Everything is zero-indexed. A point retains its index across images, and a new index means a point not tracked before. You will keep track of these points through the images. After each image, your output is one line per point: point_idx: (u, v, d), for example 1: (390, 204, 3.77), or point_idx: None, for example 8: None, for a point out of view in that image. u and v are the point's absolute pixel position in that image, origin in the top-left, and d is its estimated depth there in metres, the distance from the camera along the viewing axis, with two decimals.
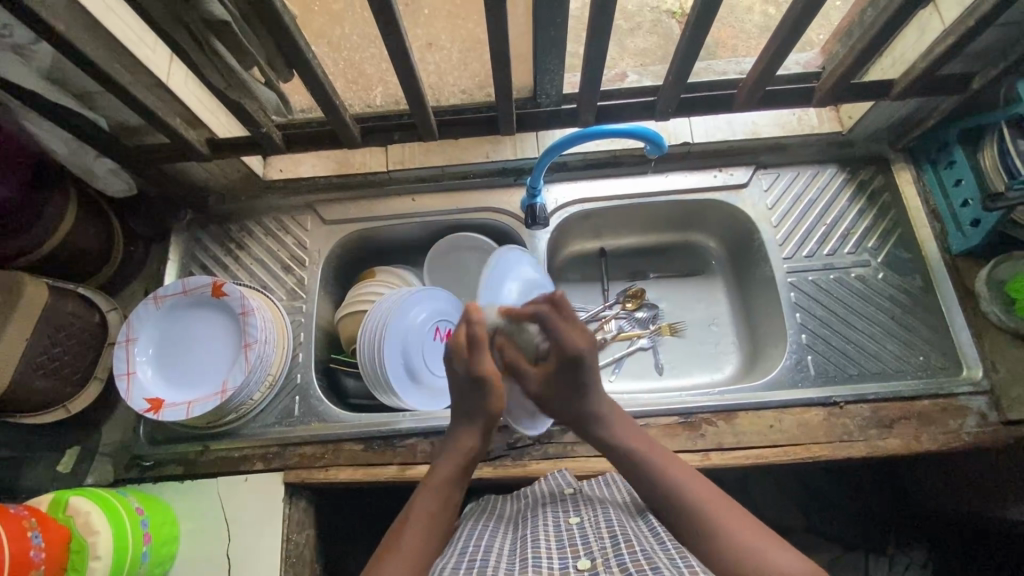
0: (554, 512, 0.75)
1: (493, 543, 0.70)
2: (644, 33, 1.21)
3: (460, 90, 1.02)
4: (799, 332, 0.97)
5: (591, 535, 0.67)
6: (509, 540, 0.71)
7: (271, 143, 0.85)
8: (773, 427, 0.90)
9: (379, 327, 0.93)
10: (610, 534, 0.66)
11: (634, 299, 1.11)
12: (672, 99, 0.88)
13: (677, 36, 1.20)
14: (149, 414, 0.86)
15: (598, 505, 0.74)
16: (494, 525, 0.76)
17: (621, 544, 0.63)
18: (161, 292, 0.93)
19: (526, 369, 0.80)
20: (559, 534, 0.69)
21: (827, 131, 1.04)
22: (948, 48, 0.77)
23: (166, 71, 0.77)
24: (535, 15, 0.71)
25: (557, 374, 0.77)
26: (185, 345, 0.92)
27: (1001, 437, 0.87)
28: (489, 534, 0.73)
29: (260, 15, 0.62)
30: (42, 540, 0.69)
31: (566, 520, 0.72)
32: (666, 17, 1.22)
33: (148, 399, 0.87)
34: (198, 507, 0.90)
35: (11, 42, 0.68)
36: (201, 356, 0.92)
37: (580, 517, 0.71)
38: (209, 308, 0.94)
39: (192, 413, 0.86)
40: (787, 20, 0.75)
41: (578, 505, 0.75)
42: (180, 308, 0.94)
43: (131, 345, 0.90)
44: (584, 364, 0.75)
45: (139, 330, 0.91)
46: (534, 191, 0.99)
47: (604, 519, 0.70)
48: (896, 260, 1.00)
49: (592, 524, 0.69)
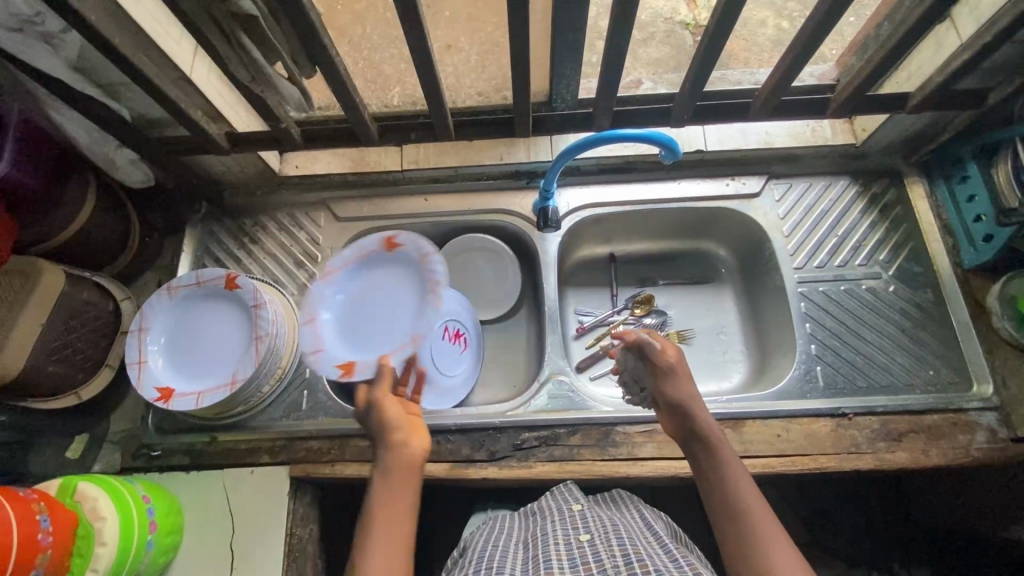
0: (564, 528, 0.74)
1: (505, 562, 0.70)
2: (657, 44, 1.22)
3: (476, 92, 0.98)
4: (808, 343, 0.97)
5: (603, 552, 0.67)
6: (521, 558, 0.71)
7: (290, 138, 0.86)
8: (780, 436, 0.90)
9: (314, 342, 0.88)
10: (622, 552, 0.66)
11: (643, 305, 1.11)
12: (687, 107, 0.89)
13: (690, 46, 1.22)
14: (159, 403, 0.87)
15: (609, 522, 0.74)
16: (505, 540, 0.76)
17: (635, 563, 0.64)
18: (174, 282, 0.94)
19: (653, 355, 0.79)
20: (571, 552, 0.69)
21: (840, 143, 1.05)
22: (964, 63, 0.78)
23: (190, 65, 0.78)
24: (555, 22, 0.73)
25: (678, 359, 0.79)
26: (194, 337, 0.92)
27: (1010, 454, 0.87)
28: (502, 551, 0.73)
29: (289, 16, 0.63)
30: (51, 525, 0.70)
31: (576, 538, 0.71)
32: (679, 28, 1.24)
33: (159, 388, 0.88)
34: (204, 498, 0.90)
35: (41, 31, 0.69)
36: (207, 348, 0.92)
37: (591, 535, 0.71)
38: (220, 301, 0.94)
39: (201, 404, 0.86)
40: (802, 35, 0.76)
41: (588, 522, 0.75)
42: (193, 299, 0.94)
43: (144, 334, 0.91)
44: (680, 370, 0.78)
45: (152, 319, 0.92)
46: (547, 195, 1.01)
47: (615, 535, 0.70)
48: (908, 273, 0.99)
49: (604, 541, 0.69)
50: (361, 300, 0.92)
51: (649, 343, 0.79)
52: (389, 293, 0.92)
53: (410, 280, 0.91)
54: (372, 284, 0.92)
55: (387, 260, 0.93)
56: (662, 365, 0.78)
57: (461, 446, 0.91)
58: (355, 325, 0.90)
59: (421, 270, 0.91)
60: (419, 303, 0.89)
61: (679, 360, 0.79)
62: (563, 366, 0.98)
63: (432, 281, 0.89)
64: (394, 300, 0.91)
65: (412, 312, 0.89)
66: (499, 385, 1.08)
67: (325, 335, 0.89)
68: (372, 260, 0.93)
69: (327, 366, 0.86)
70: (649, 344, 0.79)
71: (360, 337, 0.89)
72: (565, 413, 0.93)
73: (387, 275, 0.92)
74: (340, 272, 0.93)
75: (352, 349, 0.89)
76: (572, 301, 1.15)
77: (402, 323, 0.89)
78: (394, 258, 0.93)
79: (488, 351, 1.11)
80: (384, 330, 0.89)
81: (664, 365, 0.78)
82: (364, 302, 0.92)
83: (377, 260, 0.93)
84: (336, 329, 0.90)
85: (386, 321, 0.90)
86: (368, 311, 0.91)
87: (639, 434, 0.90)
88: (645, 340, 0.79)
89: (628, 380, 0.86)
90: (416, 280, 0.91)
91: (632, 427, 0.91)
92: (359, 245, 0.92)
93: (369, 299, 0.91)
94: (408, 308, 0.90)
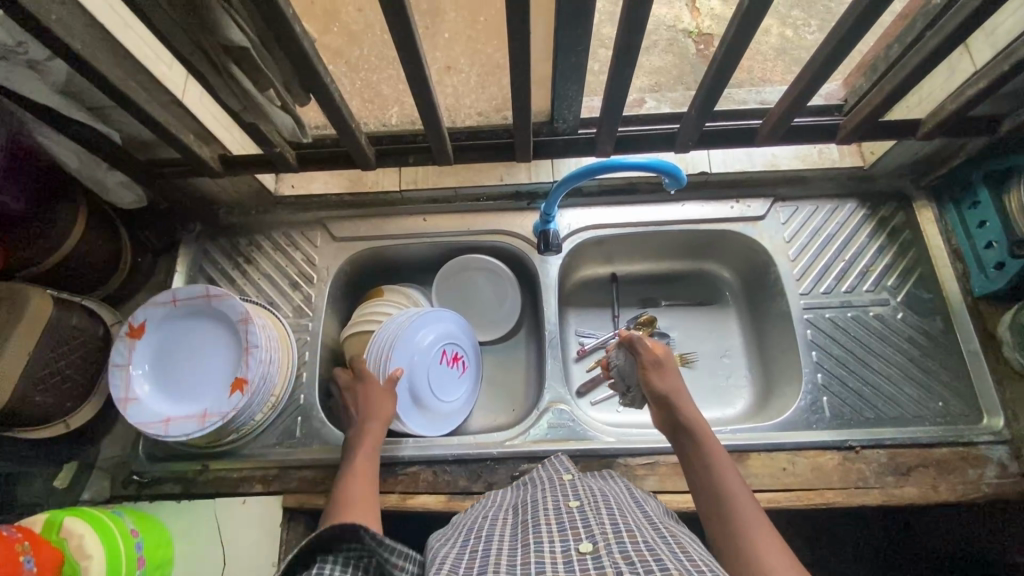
0: (555, 496, 0.70)
1: (495, 531, 0.66)
2: (660, 52, 1.20)
3: (476, 113, 0.94)
4: (815, 372, 0.94)
5: (592, 518, 0.62)
6: (510, 526, 0.67)
7: (284, 161, 0.84)
8: (786, 470, 0.87)
9: (198, 416, 0.85)
10: (612, 521, 0.61)
11: (645, 327, 1.06)
12: (693, 133, 0.87)
13: (693, 55, 1.20)
14: (159, 432, 0.84)
15: (601, 493, 0.70)
16: (493, 511, 0.73)
17: (622, 531, 0.59)
18: (145, 308, 0.90)
19: (642, 350, 0.84)
20: (559, 517, 0.64)
21: (847, 166, 1.02)
22: (978, 92, 0.75)
23: (182, 88, 0.75)
24: (557, 44, 0.70)
25: (665, 357, 0.83)
26: (168, 371, 0.90)
27: (1021, 489, 0.85)
28: (493, 520, 0.70)
29: (282, 47, 0.61)
30: (34, 564, 0.68)
31: (567, 504, 0.67)
32: (682, 36, 1.22)
33: (154, 419, 0.85)
34: (195, 529, 0.88)
35: (26, 58, 0.66)
36: (183, 377, 0.89)
37: (581, 501, 0.67)
38: (181, 325, 0.92)
39: (203, 421, 0.84)
40: (814, 62, 0.73)
41: (578, 491, 0.70)
42: (165, 326, 0.91)
43: (123, 370, 0.87)
44: (666, 367, 0.82)
45: (127, 356, 0.88)
46: (547, 218, 0.98)
47: (606, 505, 0.66)
48: (916, 300, 0.97)
49: (593, 509, 0.65)
50: (179, 374, 0.90)
51: (639, 341, 0.85)
52: (202, 337, 0.92)
53: (196, 321, 0.92)
54: (173, 363, 0.90)
55: (176, 327, 0.92)
56: (650, 360, 0.83)
57: (458, 478, 0.89)
58: (195, 387, 0.89)
59: (204, 298, 0.91)
60: (221, 318, 0.91)
61: (666, 356, 0.84)
62: (564, 394, 0.96)
63: (218, 300, 0.90)
64: (210, 339, 0.91)
65: (230, 323, 0.91)
66: (498, 408, 1.06)
67: (192, 411, 0.86)
68: (141, 353, 0.89)
69: (223, 408, 0.85)
70: (640, 341, 0.85)
71: (213, 382, 0.89)
72: (564, 442, 0.91)
73: (166, 347, 0.91)
74: (145, 377, 0.88)
75: (220, 391, 0.88)
76: (573, 323, 1.12)
77: (225, 342, 0.91)
78: (153, 337, 0.91)
79: (487, 374, 1.09)
80: (230, 351, 0.90)
81: (651, 359, 0.83)
82: (185, 367, 0.90)
83: (162, 338, 0.91)
84: (197, 400, 0.88)
85: (215, 356, 0.90)
86: (196, 368, 0.90)
87: (642, 466, 0.88)
88: (636, 336, 0.85)
89: (617, 380, 0.90)
90: (203, 311, 0.91)
91: (634, 458, 0.89)
92: (154, 342, 0.91)
93: (186, 366, 0.90)
94: (219, 331, 0.91)
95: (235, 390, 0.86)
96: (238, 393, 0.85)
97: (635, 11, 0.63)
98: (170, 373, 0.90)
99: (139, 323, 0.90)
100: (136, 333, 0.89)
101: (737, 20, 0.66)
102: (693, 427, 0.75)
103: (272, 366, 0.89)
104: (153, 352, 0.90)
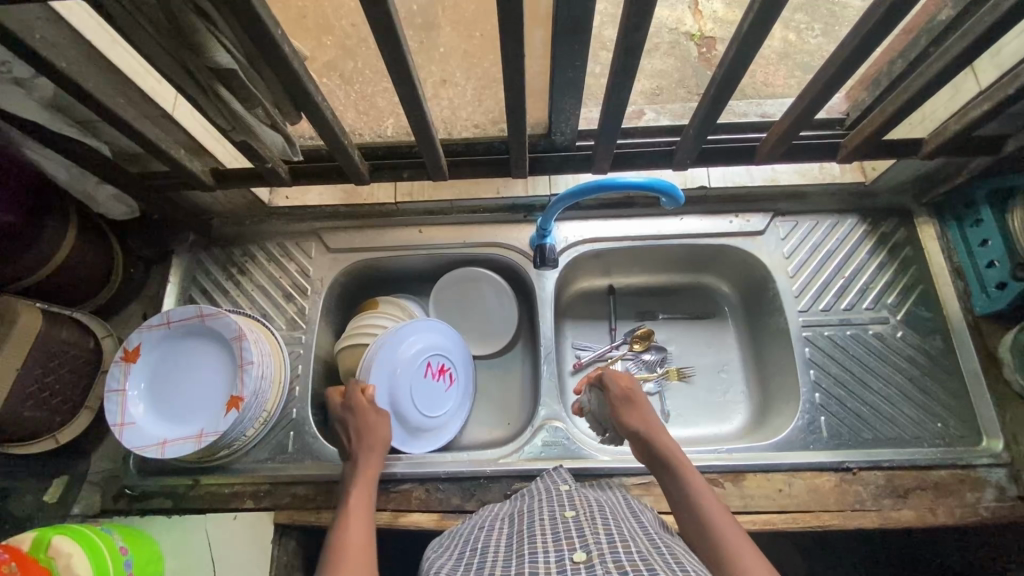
0: (551, 507, 0.69)
1: (491, 540, 0.65)
2: (661, 55, 1.19)
3: (472, 125, 0.92)
4: (813, 392, 0.93)
5: (586, 528, 0.61)
6: (506, 533, 0.66)
7: (276, 176, 0.82)
8: (782, 491, 0.87)
9: (196, 435, 0.85)
10: (606, 531, 0.61)
11: (641, 340, 1.08)
12: (691, 150, 0.85)
13: (695, 59, 1.18)
14: (157, 454, 0.83)
15: (596, 503, 0.69)
16: (489, 521, 0.72)
17: (616, 542, 0.58)
18: (139, 330, 0.89)
19: (609, 384, 0.84)
20: (554, 526, 0.63)
21: (849, 181, 1.01)
22: (983, 113, 0.74)
23: (172, 103, 0.74)
24: (553, 59, 0.68)
25: (633, 389, 0.83)
26: (165, 393, 0.89)
27: (1020, 514, 0.84)
28: (490, 530, 0.69)
29: (271, 67, 0.59)
30: None
31: (562, 514, 0.66)
32: (684, 39, 1.20)
33: (152, 442, 0.84)
34: (184, 546, 0.87)
35: (11, 76, 0.65)
36: (179, 398, 0.89)
37: (577, 511, 0.66)
38: (177, 345, 0.91)
39: (201, 441, 0.84)
40: (817, 82, 0.72)
41: (575, 501, 0.69)
42: (161, 348, 0.91)
43: (119, 394, 0.86)
44: (636, 399, 0.82)
45: (122, 379, 0.87)
46: (543, 233, 0.98)
47: (601, 515, 0.65)
48: (916, 319, 0.96)
49: (588, 518, 0.64)
50: (177, 395, 0.89)
51: (607, 375, 0.86)
52: (198, 356, 0.91)
53: (191, 340, 0.91)
54: (169, 384, 0.89)
55: (171, 348, 0.91)
56: (619, 394, 0.83)
57: (451, 496, 0.89)
58: (192, 405, 0.88)
59: (199, 319, 0.90)
60: (218, 337, 0.90)
61: (635, 389, 0.83)
62: (560, 411, 0.95)
63: (213, 319, 0.89)
64: (206, 357, 0.91)
65: (226, 341, 0.90)
66: (493, 422, 1.05)
67: (190, 431, 0.86)
68: (136, 376, 0.89)
69: (222, 425, 0.85)
70: (607, 377, 0.85)
71: (211, 400, 0.88)
72: (559, 461, 0.90)
73: (162, 370, 0.90)
74: (143, 400, 0.88)
75: (217, 408, 0.87)
76: (569, 336, 1.11)
77: (222, 359, 0.90)
78: (149, 360, 0.90)
79: (483, 387, 1.08)
80: (226, 368, 0.90)
81: (620, 392, 0.83)
82: (182, 387, 0.89)
83: (159, 359, 0.91)
84: (195, 419, 0.87)
85: (211, 374, 0.90)
86: (193, 387, 0.89)
87: (637, 486, 0.88)
88: (604, 372, 0.86)
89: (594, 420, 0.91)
90: (200, 331, 0.91)
91: (629, 478, 0.89)
92: (150, 363, 0.90)
93: (182, 386, 0.89)
94: (215, 349, 0.91)
95: (233, 406, 0.85)
96: (236, 410, 0.85)
97: (633, 31, 0.61)
98: (167, 394, 0.89)
99: (133, 347, 0.89)
100: (131, 357, 0.88)
101: (738, 42, 0.65)
102: (669, 458, 0.74)
103: (265, 382, 0.88)
104: (149, 374, 0.90)
